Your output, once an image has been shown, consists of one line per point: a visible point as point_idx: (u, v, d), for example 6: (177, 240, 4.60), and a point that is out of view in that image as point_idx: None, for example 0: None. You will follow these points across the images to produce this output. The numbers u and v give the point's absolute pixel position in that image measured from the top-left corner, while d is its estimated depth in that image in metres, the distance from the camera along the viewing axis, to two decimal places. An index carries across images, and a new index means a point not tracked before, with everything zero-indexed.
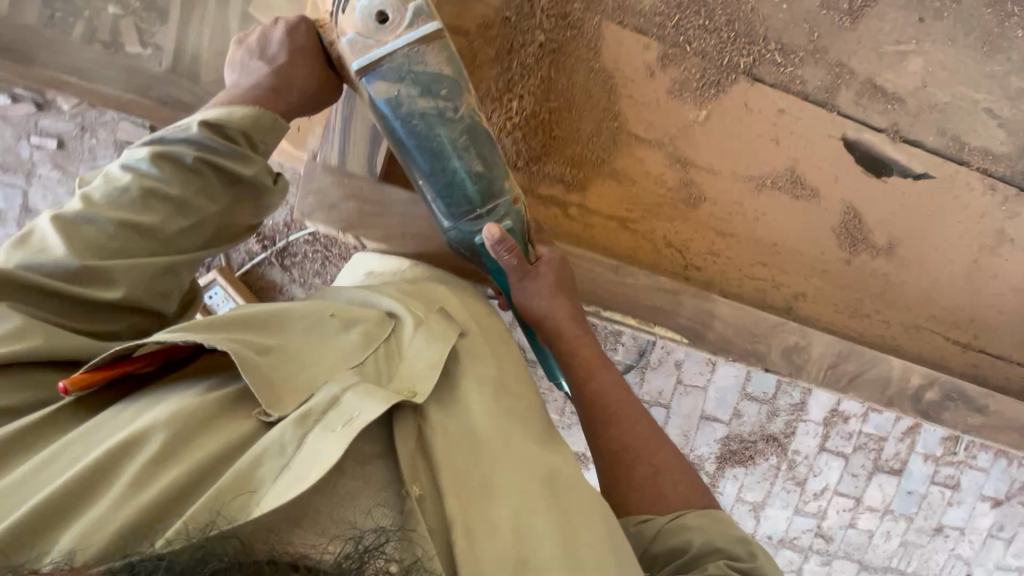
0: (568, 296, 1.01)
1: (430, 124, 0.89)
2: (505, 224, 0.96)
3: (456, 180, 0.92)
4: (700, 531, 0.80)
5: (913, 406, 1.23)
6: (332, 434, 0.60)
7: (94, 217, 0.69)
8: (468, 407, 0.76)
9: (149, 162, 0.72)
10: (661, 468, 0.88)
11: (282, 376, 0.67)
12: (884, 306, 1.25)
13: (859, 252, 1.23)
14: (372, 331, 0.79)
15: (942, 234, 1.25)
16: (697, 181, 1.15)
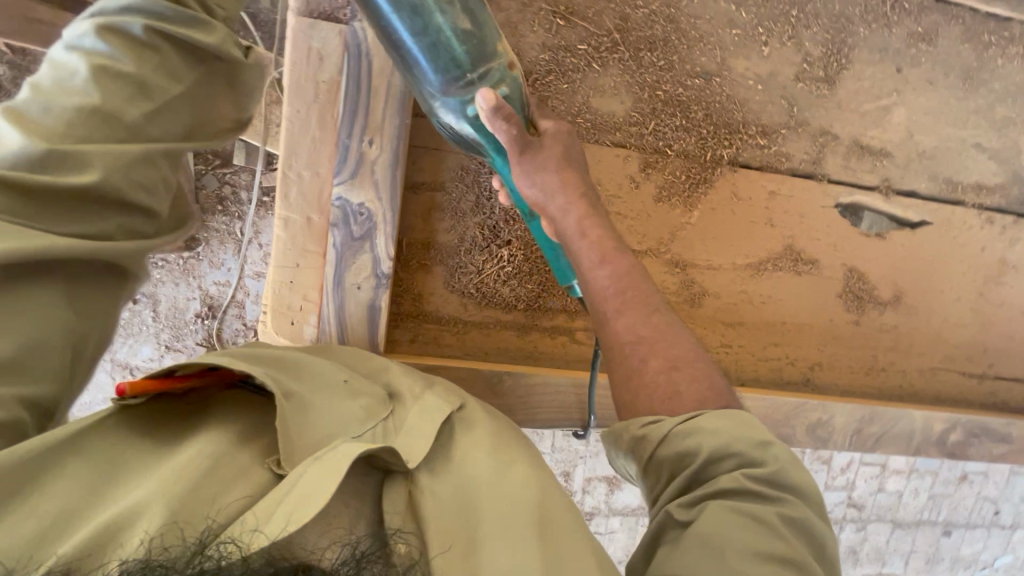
0: (579, 173, 0.83)
1: (417, 7, 0.73)
2: (501, 90, 0.78)
3: (440, 40, 0.74)
4: (716, 434, 0.62)
5: (939, 450, 1.24)
6: (325, 463, 0.53)
7: (47, 105, 0.55)
8: (464, 464, 0.65)
9: (93, 35, 0.58)
10: (676, 385, 0.69)
11: (298, 428, 0.60)
12: (898, 356, 1.25)
13: (866, 311, 1.22)
14: (376, 403, 0.70)
15: (946, 274, 1.24)
16: (698, 279, 1.13)
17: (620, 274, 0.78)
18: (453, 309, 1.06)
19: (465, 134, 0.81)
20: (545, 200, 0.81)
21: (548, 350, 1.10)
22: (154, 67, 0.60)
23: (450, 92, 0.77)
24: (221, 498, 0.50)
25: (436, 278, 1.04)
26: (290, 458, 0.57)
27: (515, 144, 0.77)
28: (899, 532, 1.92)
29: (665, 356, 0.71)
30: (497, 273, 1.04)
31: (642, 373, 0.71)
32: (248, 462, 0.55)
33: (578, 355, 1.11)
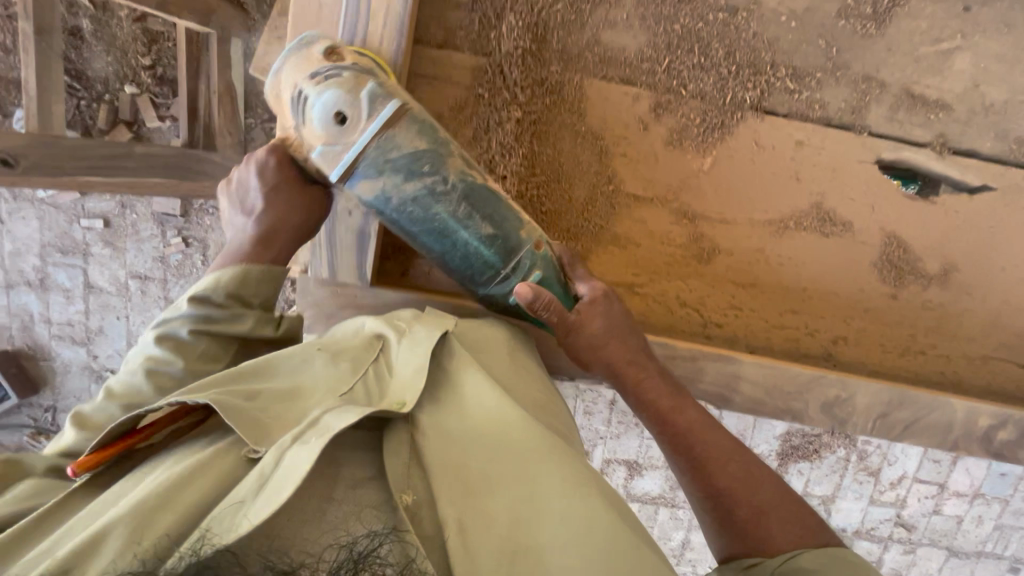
0: (632, 333, 0.86)
1: (424, 206, 0.81)
2: (534, 275, 0.84)
3: (472, 252, 0.84)
4: (820, 571, 0.67)
5: (983, 448, 1.10)
6: (307, 446, 0.56)
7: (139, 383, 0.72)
8: (460, 390, 0.72)
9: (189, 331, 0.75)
10: (764, 507, 0.74)
11: (270, 417, 0.64)
12: (943, 339, 1.11)
13: (906, 284, 1.09)
14: (359, 354, 0.76)
15: (1009, 249, 1.09)
16: (709, 233, 1.06)
17: (696, 425, 0.80)
18: None
19: (513, 314, 0.90)
20: (592, 353, 0.85)
21: None
22: (213, 360, 0.76)
23: (491, 288, 0.86)
24: (178, 507, 0.53)
25: None
26: (260, 439, 0.61)
27: (557, 324, 0.83)
28: (955, 561, 1.84)
29: (751, 501, 0.75)
30: None
31: (738, 506, 0.75)
32: (214, 460, 0.59)
33: None
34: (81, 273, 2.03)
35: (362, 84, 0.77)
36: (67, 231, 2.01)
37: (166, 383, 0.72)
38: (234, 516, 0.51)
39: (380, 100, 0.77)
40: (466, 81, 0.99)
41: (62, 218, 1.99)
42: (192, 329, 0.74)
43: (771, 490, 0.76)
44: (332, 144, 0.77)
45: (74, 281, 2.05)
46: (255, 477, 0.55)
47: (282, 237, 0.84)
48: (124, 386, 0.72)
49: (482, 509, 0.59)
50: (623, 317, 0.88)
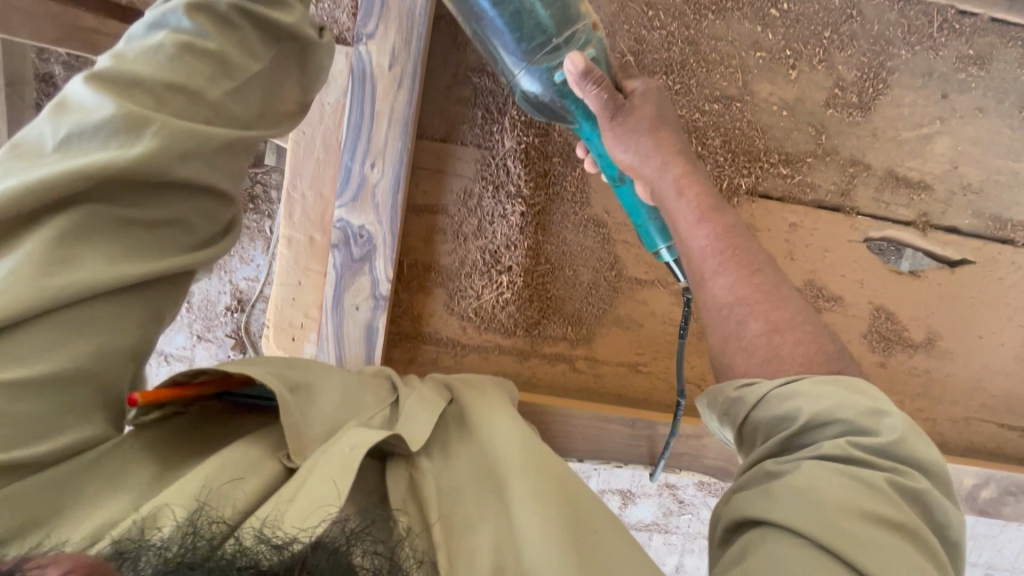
0: (674, 133, 0.86)
1: None
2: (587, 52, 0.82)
3: (525, 8, 0.81)
4: (815, 399, 0.57)
5: (968, 506, 1.15)
6: (337, 463, 0.50)
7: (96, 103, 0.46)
8: (479, 434, 0.65)
9: (183, 15, 0.53)
10: (786, 323, 0.74)
11: (306, 421, 0.58)
12: (928, 403, 1.16)
13: (893, 353, 1.14)
14: (381, 394, 0.71)
15: (987, 319, 1.14)
16: None
17: (718, 233, 0.81)
18: (450, 332, 1.05)
19: (551, 98, 0.87)
20: (641, 162, 0.85)
21: (547, 377, 1.08)
22: (249, 57, 0.57)
23: (536, 59, 0.83)
24: (238, 495, 0.48)
25: (436, 301, 1.04)
26: (301, 449, 0.54)
27: (605, 104, 0.83)
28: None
29: (767, 319, 0.74)
30: (495, 298, 1.02)
31: (743, 334, 0.74)
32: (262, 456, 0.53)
33: (578, 386, 1.09)
34: None
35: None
36: None
37: (199, 53, 0.52)
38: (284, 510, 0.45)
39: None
40: (469, 174, 1.00)
41: None
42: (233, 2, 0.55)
43: (807, 330, 0.74)
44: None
45: None
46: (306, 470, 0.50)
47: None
48: (142, 56, 0.50)
49: (472, 541, 0.53)
50: (670, 114, 0.87)
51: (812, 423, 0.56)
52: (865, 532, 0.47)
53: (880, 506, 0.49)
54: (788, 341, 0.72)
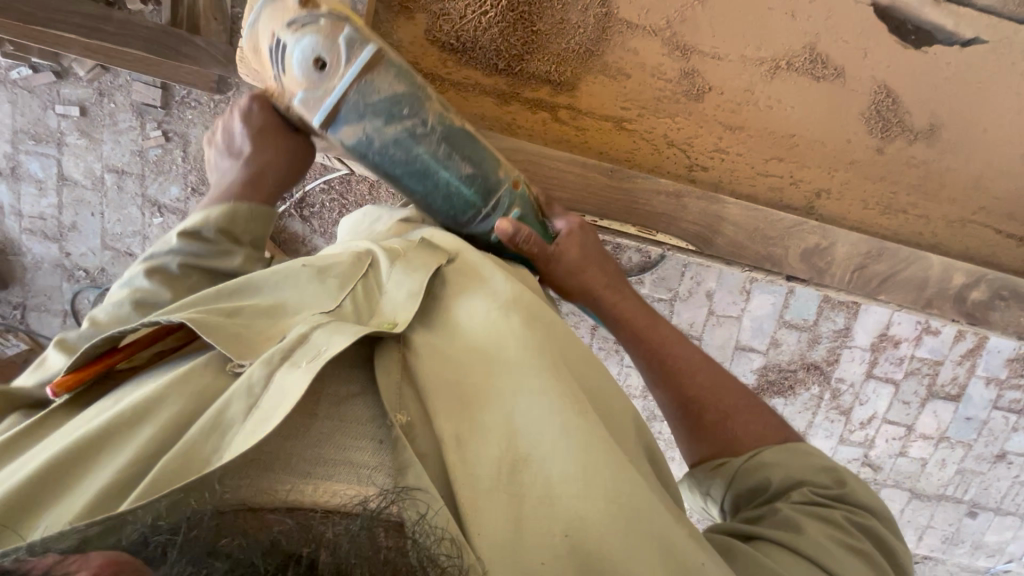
0: (603, 267, 0.82)
1: (406, 148, 0.75)
2: (513, 213, 0.80)
3: (452, 193, 0.77)
4: (780, 465, 0.63)
5: (955, 308, 1.11)
6: (298, 371, 0.51)
7: (95, 338, 0.64)
8: (452, 313, 0.63)
9: (138, 281, 0.67)
10: (730, 413, 0.69)
11: (251, 327, 0.58)
12: (923, 199, 1.12)
13: (892, 138, 1.09)
14: (347, 270, 0.66)
15: (997, 110, 1.08)
16: (701, 69, 1.04)
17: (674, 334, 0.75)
18: (431, 64, 1.02)
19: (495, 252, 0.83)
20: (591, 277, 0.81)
21: (527, 124, 1.05)
22: (209, 276, 0.71)
23: (473, 228, 0.80)
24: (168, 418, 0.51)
25: (417, 26, 1.00)
26: (243, 354, 0.55)
27: (540, 255, 0.80)
28: (915, 502, 2.14)
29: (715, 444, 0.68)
30: (479, 20, 0.99)
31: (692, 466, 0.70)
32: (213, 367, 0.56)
33: (558, 136, 1.05)
34: (55, 163, 1.94)
35: (339, 28, 0.70)
36: (42, 118, 1.90)
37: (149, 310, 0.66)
38: (205, 453, 0.47)
39: (356, 44, 0.70)
40: None
41: (35, 102, 1.88)
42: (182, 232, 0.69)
43: (762, 417, 0.69)
44: (313, 92, 0.70)
45: (46, 171, 1.96)
46: (227, 402, 0.50)
47: (268, 180, 0.76)
48: (110, 316, 0.66)
49: (484, 424, 0.54)
50: (596, 252, 0.84)
51: (784, 484, 0.62)
52: (840, 557, 0.54)
53: (840, 535, 0.56)
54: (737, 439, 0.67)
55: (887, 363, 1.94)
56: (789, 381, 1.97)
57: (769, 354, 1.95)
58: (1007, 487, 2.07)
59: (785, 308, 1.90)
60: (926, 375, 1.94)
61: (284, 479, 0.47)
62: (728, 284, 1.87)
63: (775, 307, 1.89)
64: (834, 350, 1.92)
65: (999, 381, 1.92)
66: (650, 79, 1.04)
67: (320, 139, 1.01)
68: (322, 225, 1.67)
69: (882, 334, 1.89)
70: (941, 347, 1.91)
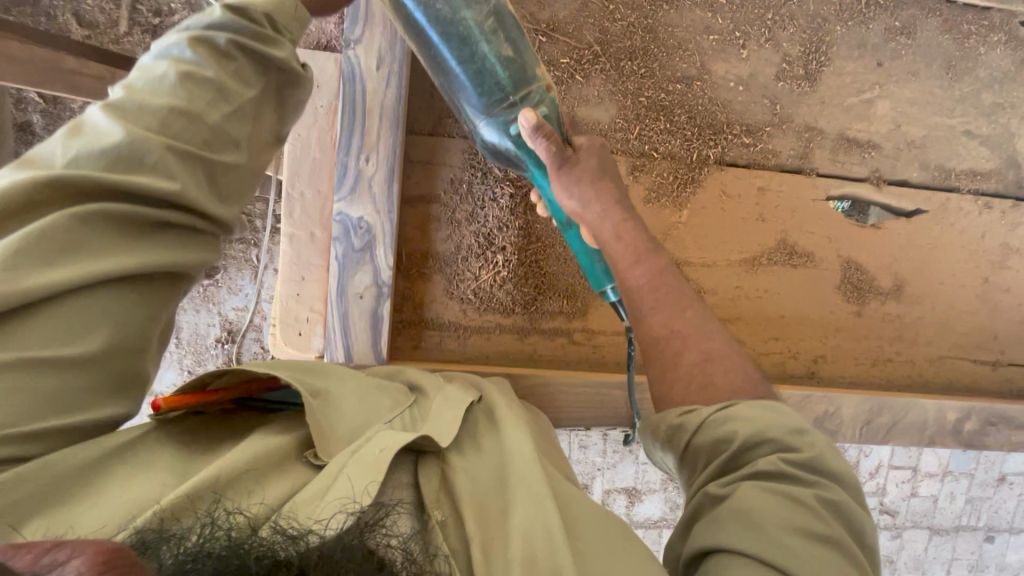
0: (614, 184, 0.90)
1: (454, 7, 0.85)
2: (540, 109, 0.89)
3: (487, 68, 0.88)
4: (750, 422, 0.65)
5: (955, 440, 1.22)
6: (370, 459, 0.57)
7: (143, 100, 0.56)
8: (482, 446, 0.69)
9: (183, 46, 0.60)
10: (710, 358, 0.77)
11: (332, 422, 0.64)
12: (905, 346, 1.25)
13: (867, 301, 1.22)
14: (401, 395, 0.75)
15: (947, 261, 1.24)
16: (693, 277, 1.15)
17: (656, 273, 0.84)
18: (452, 317, 1.10)
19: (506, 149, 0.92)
20: (582, 211, 0.89)
21: (549, 351, 1.13)
22: (241, 83, 0.63)
23: (495, 112, 0.90)
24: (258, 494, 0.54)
25: (435, 286, 1.09)
26: (325, 448, 0.61)
27: (555, 157, 0.87)
28: (937, 538, 2.22)
29: (699, 350, 0.77)
30: (492, 276, 1.08)
31: (678, 363, 0.77)
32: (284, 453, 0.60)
33: (579, 358, 1.14)
34: None
35: None
36: None
37: (198, 80, 0.59)
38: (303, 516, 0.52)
39: None
40: (457, 164, 1.07)
41: None
42: (229, 36, 0.62)
43: (732, 365, 0.77)
44: None
45: None
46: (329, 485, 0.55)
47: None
48: (151, 86, 0.57)
49: (506, 532, 0.57)
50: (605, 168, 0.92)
51: (747, 438, 0.63)
52: (796, 545, 0.54)
53: (806, 521, 0.56)
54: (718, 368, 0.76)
55: None
56: None
57: None
58: (1013, 507, 2.22)
59: None
60: None
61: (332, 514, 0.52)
62: None
63: None
64: None
65: None
66: None
67: None
68: None
69: None
70: None
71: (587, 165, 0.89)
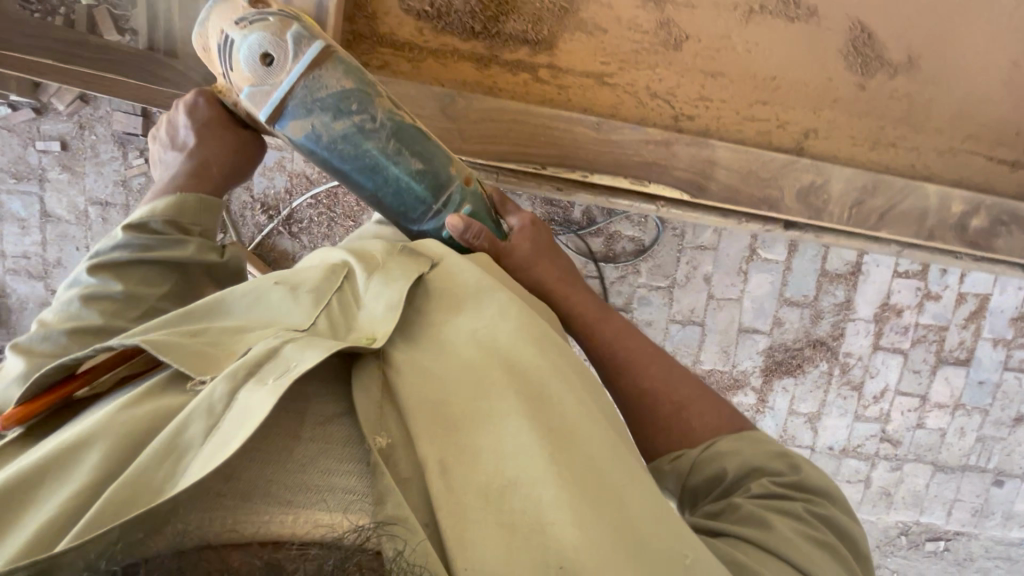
0: (552, 261, 0.81)
1: (355, 143, 0.77)
2: (465, 210, 0.82)
3: (404, 186, 0.80)
4: (734, 454, 0.64)
5: (958, 237, 1.09)
6: (265, 387, 0.47)
7: (49, 334, 0.68)
8: (436, 334, 0.58)
9: (88, 274, 0.73)
10: (686, 403, 0.70)
11: (216, 343, 0.55)
12: (912, 131, 1.11)
13: (873, 73, 1.09)
14: (321, 283, 0.61)
15: (970, 35, 1.09)
16: (676, 19, 1.04)
17: (619, 334, 0.75)
18: (407, 35, 1.02)
19: None
20: (551, 286, 0.79)
21: (509, 85, 1.04)
22: (154, 284, 0.74)
23: (424, 224, 0.81)
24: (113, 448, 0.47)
25: None
26: (209, 365, 0.53)
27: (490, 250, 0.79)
28: (941, 476, 2.04)
29: (674, 395, 0.70)
30: None
31: (659, 408, 0.70)
32: (163, 389, 0.52)
33: (542, 97, 1.04)
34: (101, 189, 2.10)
35: (287, 27, 0.76)
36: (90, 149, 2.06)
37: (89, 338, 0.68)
38: (157, 482, 0.43)
39: (304, 41, 0.76)
40: None
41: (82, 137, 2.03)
42: (129, 256, 0.73)
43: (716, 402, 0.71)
44: (258, 84, 0.75)
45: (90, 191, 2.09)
46: (184, 422, 0.46)
47: (213, 169, 0.84)
48: (62, 314, 0.70)
49: (472, 450, 0.49)
50: (547, 244, 0.83)
51: (735, 471, 0.63)
52: (806, 550, 0.56)
53: (800, 525, 0.58)
54: (697, 412, 0.69)
55: (892, 333, 1.92)
56: (798, 359, 1.93)
57: (774, 334, 1.91)
58: None
59: (785, 284, 1.88)
60: (933, 342, 1.92)
61: (253, 504, 0.43)
62: (725, 267, 1.86)
63: (775, 285, 1.87)
64: (839, 324, 1.90)
65: (1006, 342, 1.92)
66: (623, 38, 1.04)
67: None
68: (311, 241, 1.81)
69: (884, 303, 1.87)
70: (945, 313, 1.90)
71: (529, 240, 0.82)
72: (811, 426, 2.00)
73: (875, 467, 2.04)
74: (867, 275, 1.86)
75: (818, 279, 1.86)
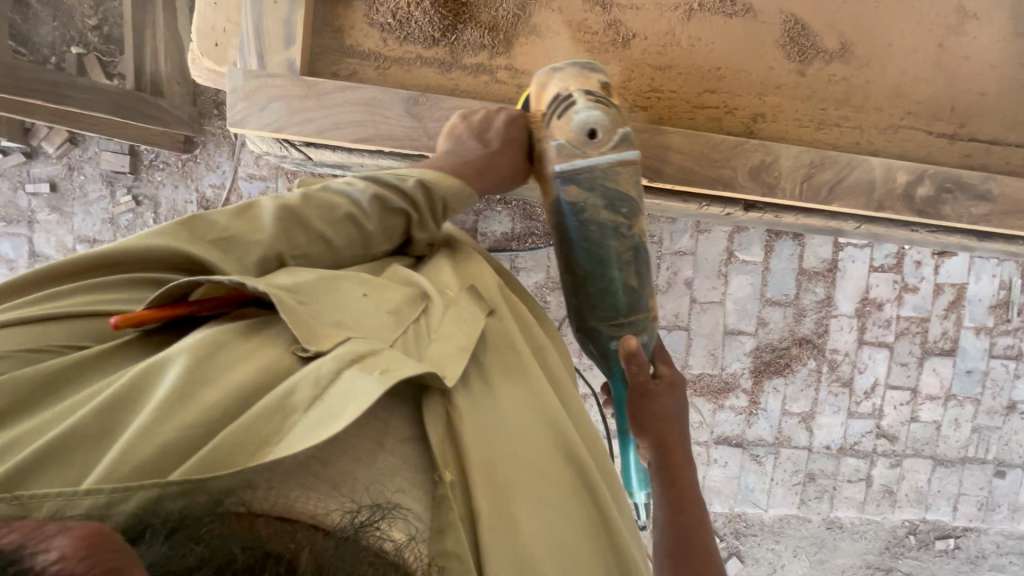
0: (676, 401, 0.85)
1: (603, 234, 0.88)
2: (642, 338, 0.90)
3: (610, 290, 0.89)
4: None
5: (907, 206, 1.14)
6: (369, 380, 0.50)
7: (296, 217, 0.68)
8: (496, 394, 0.64)
9: (366, 189, 0.72)
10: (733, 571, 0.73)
11: (334, 322, 0.58)
12: (853, 112, 1.19)
13: (810, 60, 1.17)
14: (401, 304, 0.65)
15: (897, 22, 1.18)
16: (623, 20, 1.12)
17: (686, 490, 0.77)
18: (372, 45, 1.09)
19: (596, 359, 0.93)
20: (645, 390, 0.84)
21: (471, 87, 1.11)
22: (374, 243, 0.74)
23: (601, 329, 0.90)
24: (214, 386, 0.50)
25: (355, 12, 1.08)
26: (310, 342, 0.55)
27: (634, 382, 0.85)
28: (941, 470, 2.03)
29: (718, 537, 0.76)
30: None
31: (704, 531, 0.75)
32: (265, 345, 0.55)
33: (503, 97, 1.11)
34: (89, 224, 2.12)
35: (620, 123, 0.89)
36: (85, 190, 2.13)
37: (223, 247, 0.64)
38: (263, 434, 0.47)
39: (626, 141, 0.89)
40: None
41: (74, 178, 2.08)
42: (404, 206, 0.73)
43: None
44: (574, 145, 0.88)
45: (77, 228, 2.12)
46: (294, 385, 0.50)
47: (491, 178, 0.87)
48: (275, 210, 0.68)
49: (514, 512, 0.56)
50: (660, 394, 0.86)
51: None
52: None
53: None
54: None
55: (876, 327, 1.95)
56: (785, 358, 1.94)
57: (759, 334, 1.93)
58: None
59: (766, 284, 1.92)
60: (917, 334, 1.95)
61: (321, 496, 0.45)
62: (705, 272, 1.91)
63: (755, 286, 1.92)
64: (822, 321, 1.93)
65: (988, 329, 1.95)
66: (574, 39, 1.12)
67: (274, 121, 1.02)
68: None
69: (864, 298, 1.92)
70: (924, 304, 1.94)
71: (656, 396, 0.85)
72: (806, 425, 1.99)
73: (874, 465, 2.03)
74: (844, 271, 1.91)
75: (797, 276, 1.91)
